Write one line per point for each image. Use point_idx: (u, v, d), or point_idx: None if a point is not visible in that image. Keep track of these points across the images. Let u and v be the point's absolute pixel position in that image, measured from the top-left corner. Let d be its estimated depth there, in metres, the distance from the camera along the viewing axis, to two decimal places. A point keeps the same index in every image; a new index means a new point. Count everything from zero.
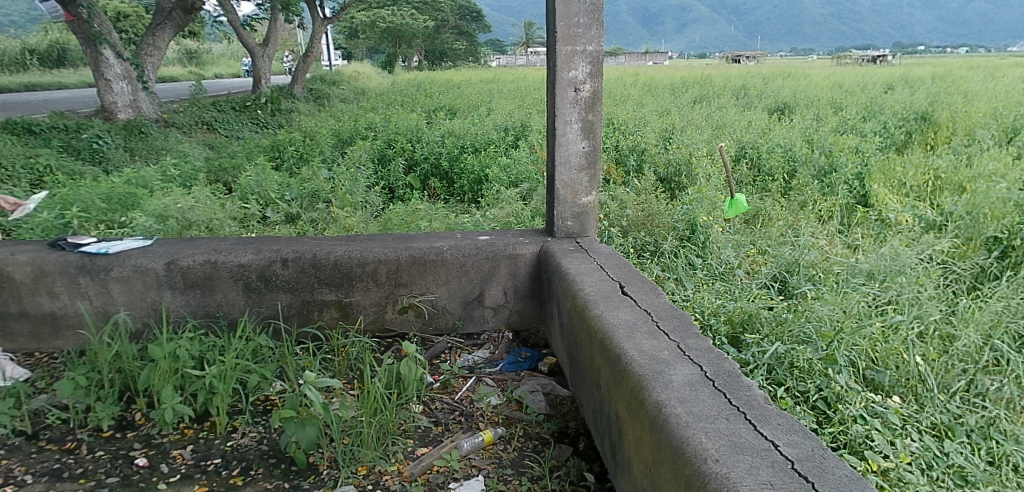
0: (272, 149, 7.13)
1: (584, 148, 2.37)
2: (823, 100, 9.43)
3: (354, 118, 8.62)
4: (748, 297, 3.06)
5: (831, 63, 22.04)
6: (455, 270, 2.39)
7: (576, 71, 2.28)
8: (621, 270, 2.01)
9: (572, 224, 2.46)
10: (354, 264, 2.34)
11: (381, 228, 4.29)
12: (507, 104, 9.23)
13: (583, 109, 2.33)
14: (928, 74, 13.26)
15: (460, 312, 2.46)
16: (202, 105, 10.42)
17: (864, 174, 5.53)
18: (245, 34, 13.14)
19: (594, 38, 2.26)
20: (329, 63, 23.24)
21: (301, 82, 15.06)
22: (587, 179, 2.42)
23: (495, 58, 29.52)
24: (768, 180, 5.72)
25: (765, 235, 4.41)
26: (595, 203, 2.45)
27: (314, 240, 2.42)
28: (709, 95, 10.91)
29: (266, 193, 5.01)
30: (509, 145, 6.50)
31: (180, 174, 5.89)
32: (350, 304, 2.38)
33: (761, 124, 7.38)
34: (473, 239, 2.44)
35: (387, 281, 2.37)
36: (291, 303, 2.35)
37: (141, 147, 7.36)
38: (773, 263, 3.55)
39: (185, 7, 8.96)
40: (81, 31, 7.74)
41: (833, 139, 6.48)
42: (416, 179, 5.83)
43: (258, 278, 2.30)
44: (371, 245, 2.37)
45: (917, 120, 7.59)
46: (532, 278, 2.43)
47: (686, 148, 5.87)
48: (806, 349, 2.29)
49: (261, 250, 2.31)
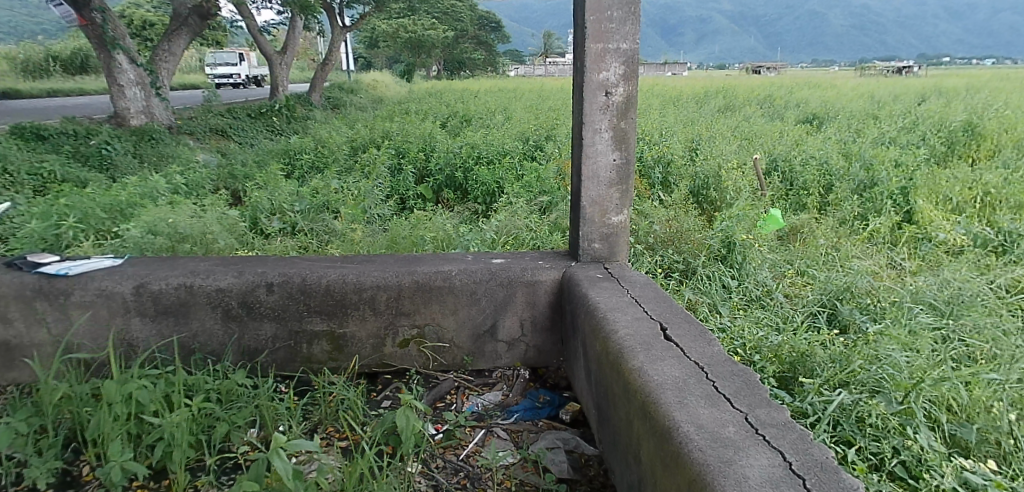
0: (284, 156, 6.92)
1: (615, 161, 2.06)
2: (855, 111, 9.04)
3: (369, 126, 8.43)
4: (795, 330, 2.73)
5: (854, 74, 21.59)
6: (465, 299, 2.09)
7: (608, 72, 1.98)
8: (661, 305, 1.70)
9: (600, 247, 2.14)
10: (349, 290, 2.04)
11: (389, 242, 4.03)
12: (525, 113, 8.98)
13: (616, 116, 2.02)
14: (964, 85, 12.77)
15: (469, 347, 2.14)
16: (218, 113, 10.31)
17: (908, 189, 5.13)
18: (263, 42, 13.08)
19: (630, 34, 1.95)
20: (349, 70, 23.20)
21: (319, 89, 14.95)
22: (618, 196, 2.09)
23: (514, 67, 29.16)
24: (802, 194, 5.35)
25: (804, 258, 4.05)
26: (628, 222, 2.13)
27: (304, 261, 2.14)
28: (733, 105, 10.53)
29: (272, 205, 4.74)
30: (527, 156, 6.22)
31: (186, 181, 5.69)
32: (344, 335, 2.09)
33: (793, 135, 7.00)
34: (486, 263, 2.14)
35: (387, 310, 2.08)
36: (277, 333, 2.06)
37: (150, 153, 7.19)
38: (819, 288, 3.18)
39: (201, 13, 8.87)
40: (96, 36, 7.66)
41: (871, 151, 6.10)
42: (429, 189, 5.58)
43: (239, 304, 2.02)
44: (369, 268, 2.08)
45: (959, 131, 7.16)
46: (553, 309, 2.12)
47: (715, 160, 5.51)
48: (877, 400, 1.93)
49: (243, 273, 2.03)
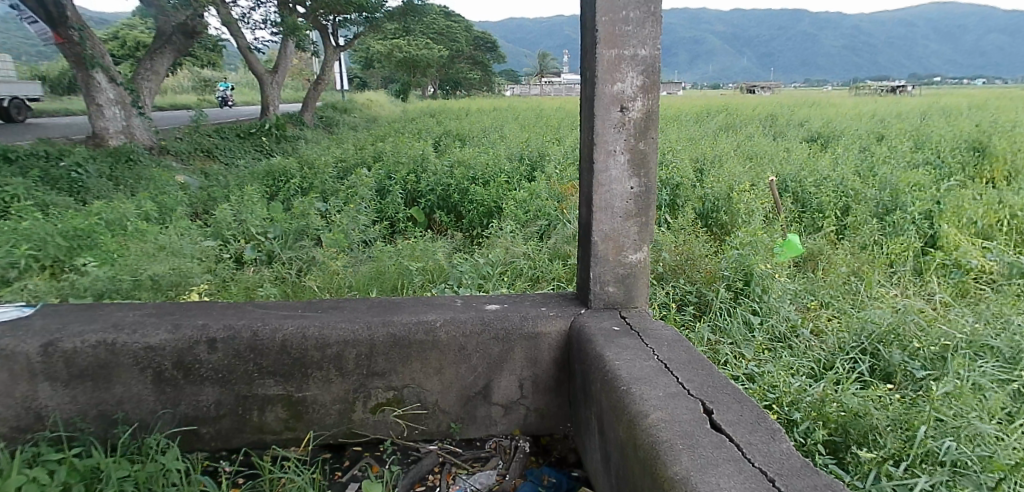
0: (268, 177, 6.58)
1: (633, 189, 1.71)
2: (861, 129, 8.80)
3: (359, 145, 8.11)
4: (835, 383, 2.38)
5: (850, 92, 21.49)
6: (452, 355, 1.72)
7: (624, 83, 1.64)
8: (700, 374, 1.33)
9: (615, 291, 1.78)
10: (309, 346, 1.68)
11: (373, 272, 3.67)
12: (521, 132, 8.69)
13: (633, 136, 1.68)
14: (965, 103, 12.59)
15: (457, 412, 1.77)
16: (205, 133, 9.98)
17: (931, 212, 4.83)
18: (252, 61, 12.81)
19: (649, 37, 1.62)
20: (343, 89, 22.95)
21: (311, 109, 14.65)
22: (636, 230, 1.74)
23: (510, 87, 28.99)
24: (816, 217, 5.03)
25: (828, 289, 3.72)
26: (647, 262, 1.78)
27: (258, 310, 1.77)
28: (734, 123, 10.26)
29: (244, 230, 4.34)
30: (524, 177, 5.89)
31: (160, 204, 5.33)
32: (303, 400, 1.72)
33: (802, 154, 6.69)
34: (477, 310, 1.77)
35: (356, 370, 1.70)
36: (221, 398, 1.69)
37: (127, 174, 6.84)
38: (856, 327, 2.87)
39: (186, 31, 8.62)
40: (73, 54, 7.37)
41: (886, 170, 5.80)
42: (420, 212, 5.24)
43: (174, 365, 1.65)
44: (334, 319, 1.71)
45: (972, 150, 6.90)
46: (559, 366, 1.76)
47: (724, 180, 5.18)
48: (963, 484, 1.58)
49: (179, 327, 1.66)
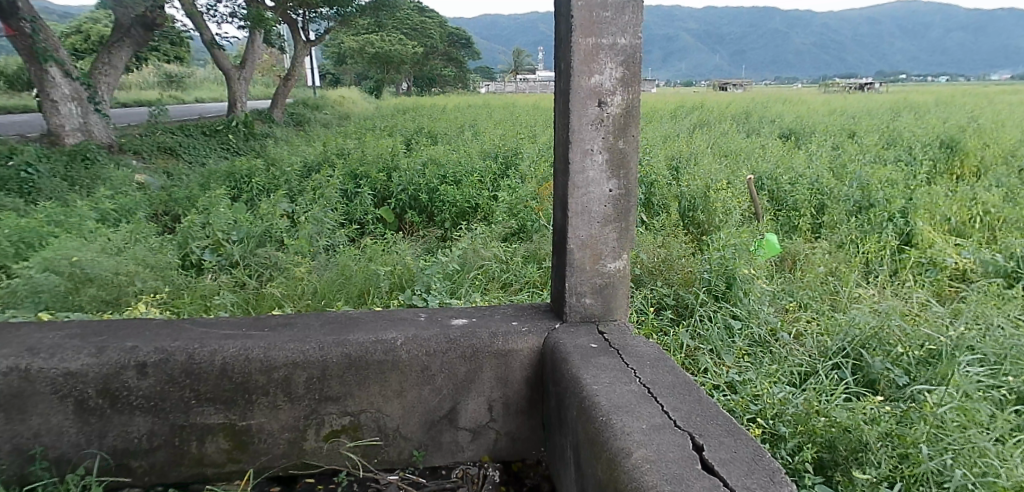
0: (232, 177, 6.31)
1: (611, 192, 1.57)
2: (833, 126, 8.84)
3: (328, 143, 7.86)
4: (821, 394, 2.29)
5: (819, 90, 21.77)
6: (415, 376, 1.56)
7: (602, 75, 1.50)
8: (688, 402, 1.19)
9: (592, 303, 1.64)
10: (253, 370, 1.50)
11: (340, 276, 3.50)
12: (495, 129, 8.52)
13: (611, 134, 1.54)
14: (932, 100, 12.79)
15: (420, 438, 1.61)
16: (168, 130, 9.58)
17: (907, 210, 4.82)
18: (219, 56, 12.41)
19: (630, 24, 1.48)
20: (314, 86, 22.45)
21: (280, 106, 14.27)
22: (615, 236, 1.60)
23: (485, 84, 28.53)
24: (792, 216, 4.99)
25: (806, 289, 3.66)
26: (627, 271, 1.64)
27: (197, 330, 1.59)
28: (709, 121, 10.24)
29: (202, 232, 4.08)
30: (498, 175, 5.73)
31: (114, 204, 5.03)
32: (248, 430, 1.54)
33: (777, 152, 6.67)
34: (443, 326, 1.62)
35: (308, 394, 1.53)
36: (153, 428, 1.50)
37: (80, 174, 6.48)
38: (838, 333, 2.81)
39: (146, 23, 8.26)
40: (24, 47, 6.98)
41: (861, 168, 5.79)
42: (390, 212, 5.06)
43: (98, 393, 1.46)
44: (283, 338, 1.54)
45: (942, 147, 6.96)
46: (532, 386, 1.61)
47: (701, 178, 5.10)
48: None
49: (105, 349, 1.47)
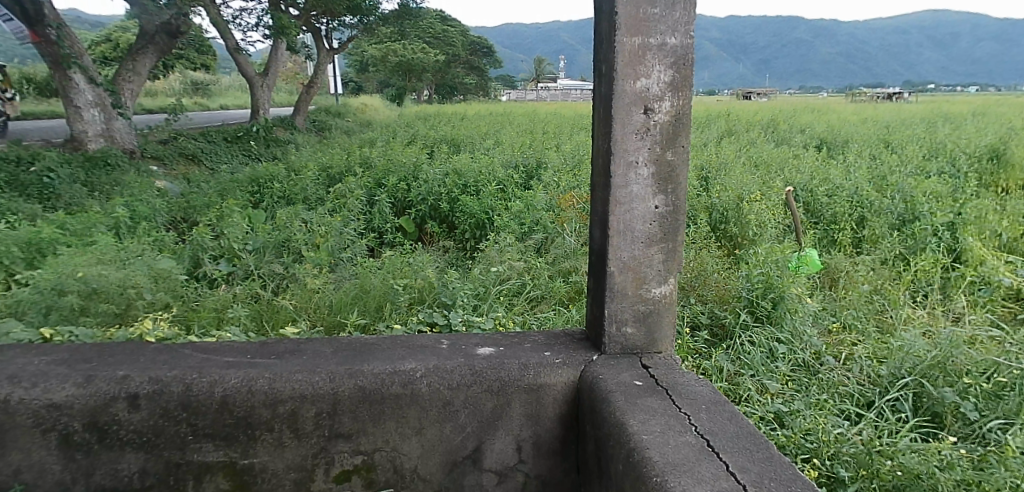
0: (252, 184, 6.25)
1: (657, 209, 1.40)
2: (866, 136, 8.54)
3: (349, 151, 7.80)
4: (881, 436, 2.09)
5: (845, 99, 21.30)
6: (434, 411, 1.40)
7: (649, 79, 1.33)
8: (756, 460, 1.02)
9: (634, 333, 1.47)
10: (256, 403, 1.35)
11: (356, 289, 3.36)
12: (518, 138, 8.38)
13: (658, 145, 1.37)
14: (969, 109, 12.35)
15: (440, 481, 1.44)
16: (191, 136, 9.62)
17: (955, 224, 4.54)
18: (243, 63, 12.50)
19: (681, 22, 1.31)
20: (337, 93, 22.60)
21: (302, 113, 14.32)
22: (661, 258, 1.43)
23: (506, 93, 28.42)
24: (830, 229, 4.75)
25: (851, 308, 3.42)
26: (672, 298, 1.47)
27: (197, 358, 1.45)
28: (736, 129, 9.99)
29: (218, 241, 3.97)
30: (521, 185, 5.59)
31: (133, 211, 4.98)
32: (251, 468, 1.39)
33: (811, 162, 6.42)
34: (466, 356, 1.46)
35: (316, 430, 1.38)
36: (146, 466, 1.35)
37: (102, 180, 6.48)
38: (894, 361, 2.59)
39: (170, 31, 8.32)
40: (50, 54, 7.04)
41: (901, 179, 5.52)
42: (410, 222, 4.92)
43: (87, 426, 1.32)
44: (290, 368, 1.40)
45: (985, 159, 6.63)
46: (567, 425, 1.44)
47: (733, 189, 4.88)
48: None
49: (95, 379, 1.34)
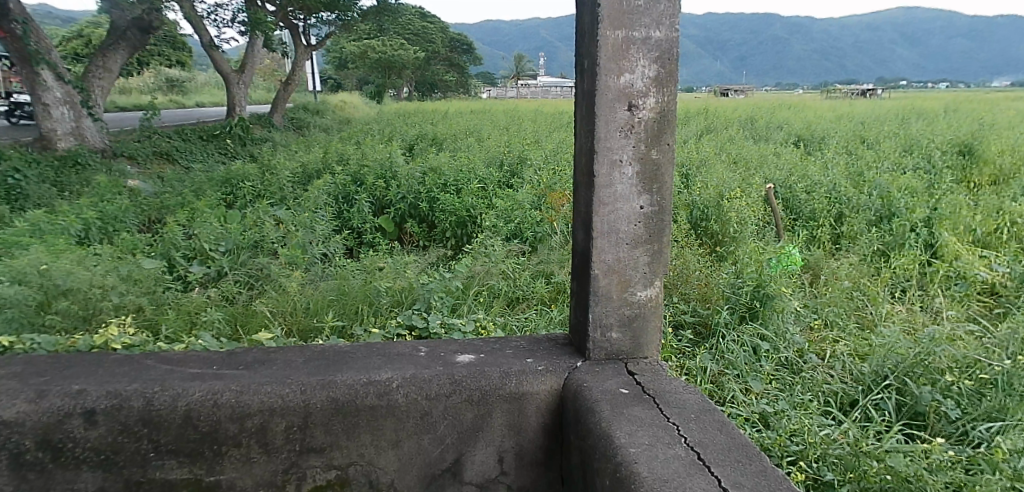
0: (227, 183, 6.09)
1: (641, 210, 1.35)
2: (843, 132, 8.63)
3: (327, 149, 7.66)
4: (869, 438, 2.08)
5: (820, 96, 21.61)
6: (412, 423, 1.33)
7: (633, 74, 1.28)
8: (749, 473, 0.98)
9: (619, 338, 1.42)
10: (222, 417, 1.27)
11: (333, 291, 3.27)
12: (498, 135, 8.32)
13: (643, 142, 1.32)
14: (941, 106, 12.58)
15: None
16: (165, 134, 9.38)
17: (932, 220, 4.59)
18: (218, 60, 12.24)
19: (665, 15, 1.26)
20: (315, 91, 22.28)
21: (279, 111, 14.07)
22: (646, 260, 1.38)
23: (486, 90, 28.28)
24: (810, 226, 4.77)
25: (832, 305, 3.42)
26: (658, 302, 1.42)
27: (158, 370, 1.35)
28: (715, 126, 10.04)
29: (189, 243, 3.83)
30: (502, 183, 5.53)
31: (102, 211, 4.81)
32: (217, 486, 1.30)
33: (790, 159, 6.45)
34: (445, 364, 1.40)
35: (287, 445, 1.30)
36: (104, 485, 1.26)
37: (70, 179, 6.26)
38: (877, 359, 2.60)
39: (141, 27, 8.10)
40: (15, 50, 6.79)
41: (878, 175, 5.57)
42: (389, 221, 4.83)
43: (38, 445, 1.22)
44: (259, 380, 1.32)
45: (958, 155, 6.74)
46: (550, 434, 1.39)
47: (715, 187, 4.87)
48: None
49: (46, 394, 1.24)
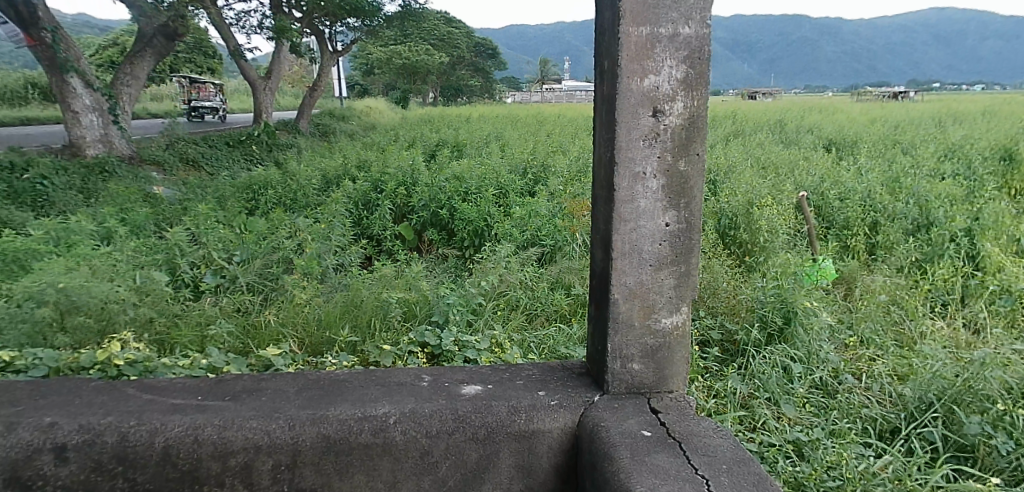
0: (247, 190, 6.07)
1: (667, 228, 1.21)
2: (878, 136, 8.31)
3: (349, 155, 7.63)
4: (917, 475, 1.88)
5: (852, 99, 21.04)
6: (411, 462, 1.21)
7: (659, 76, 1.14)
8: None
9: (641, 370, 1.27)
10: (204, 455, 1.16)
11: (344, 302, 3.17)
12: (520, 141, 8.20)
13: (669, 153, 1.18)
14: (981, 108, 12.07)
15: None
16: (191, 141, 9.48)
17: (975, 229, 4.32)
18: (245, 67, 12.38)
19: (695, 9, 1.12)
20: (340, 97, 22.46)
21: (305, 117, 14.18)
22: (672, 284, 1.24)
23: (511, 94, 28.20)
24: (845, 235, 4.54)
25: (869, 321, 3.20)
26: (684, 329, 1.28)
27: (139, 402, 1.25)
28: (744, 130, 9.77)
29: (204, 250, 3.77)
30: (522, 190, 5.40)
31: (123, 219, 4.80)
32: None
33: (822, 165, 6.19)
34: (449, 398, 1.27)
35: (274, 486, 1.19)
36: None
37: (96, 186, 6.31)
38: (922, 383, 2.39)
39: (167, 33, 8.19)
40: (46, 58, 6.91)
41: (916, 181, 5.30)
42: (408, 229, 4.74)
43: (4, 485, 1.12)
44: (245, 414, 1.20)
45: (1001, 160, 6.40)
46: (563, 476, 1.25)
47: (744, 194, 4.66)
48: None
49: (14, 427, 1.14)
